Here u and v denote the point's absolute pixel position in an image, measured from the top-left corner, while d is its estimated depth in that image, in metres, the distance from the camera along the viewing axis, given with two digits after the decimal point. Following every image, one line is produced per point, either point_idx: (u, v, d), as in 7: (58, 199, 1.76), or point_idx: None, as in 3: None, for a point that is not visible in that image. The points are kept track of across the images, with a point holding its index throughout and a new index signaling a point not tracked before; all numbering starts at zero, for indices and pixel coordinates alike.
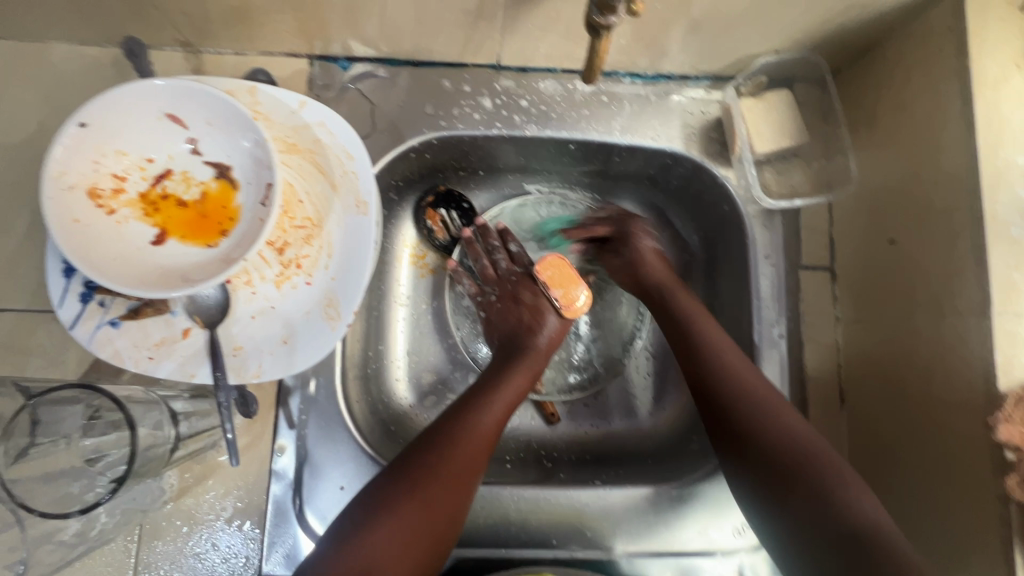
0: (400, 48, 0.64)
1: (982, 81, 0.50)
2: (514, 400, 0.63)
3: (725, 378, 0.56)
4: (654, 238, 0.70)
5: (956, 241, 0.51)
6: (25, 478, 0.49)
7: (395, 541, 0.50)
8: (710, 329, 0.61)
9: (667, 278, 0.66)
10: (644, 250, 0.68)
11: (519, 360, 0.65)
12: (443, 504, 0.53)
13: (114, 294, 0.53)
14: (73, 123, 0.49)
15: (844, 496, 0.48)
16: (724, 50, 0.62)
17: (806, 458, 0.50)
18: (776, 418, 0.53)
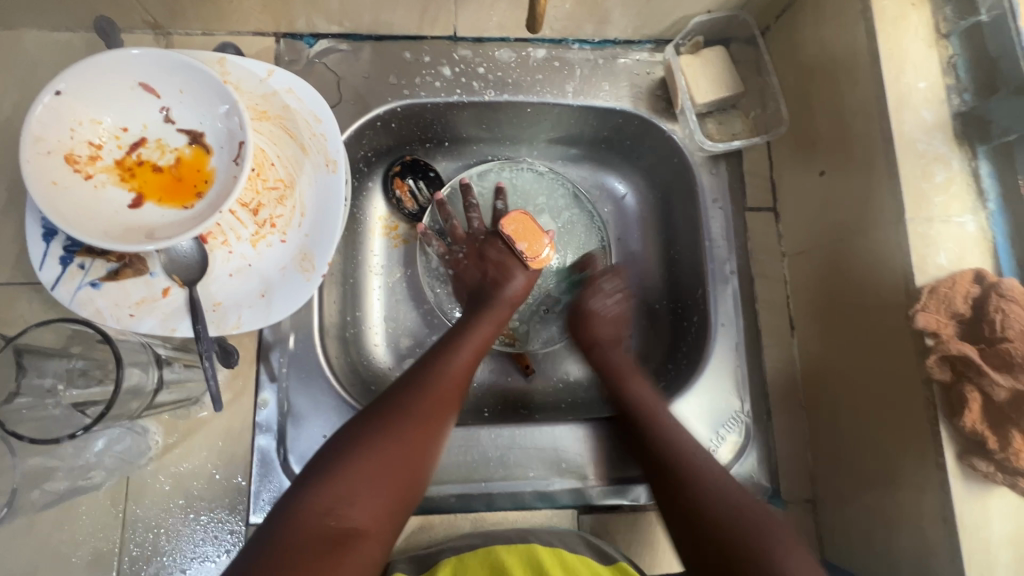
0: (361, 23, 0.68)
1: (883, 19, 0.56)
2: (480, 351, 0.66)
3: (686, 467, 0.55)
4: (611, 301, 0.73)
5: (872, 163, 0.56)
6: (13, 417, 0.49)
7: (371, 474, 0.51)
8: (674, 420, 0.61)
9: (610, 336, 0.70)
10: (594, 307, 0.72)
11: (483, 315, 0.69)
12: (420, 441, 0.55)
13: (94, 256, 0.56)
14: (50, 92, 0.52)
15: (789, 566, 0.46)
16: (662, 12, 0.68)
17: (740, 511, 0.50)
18: (745, 500, 0.51)
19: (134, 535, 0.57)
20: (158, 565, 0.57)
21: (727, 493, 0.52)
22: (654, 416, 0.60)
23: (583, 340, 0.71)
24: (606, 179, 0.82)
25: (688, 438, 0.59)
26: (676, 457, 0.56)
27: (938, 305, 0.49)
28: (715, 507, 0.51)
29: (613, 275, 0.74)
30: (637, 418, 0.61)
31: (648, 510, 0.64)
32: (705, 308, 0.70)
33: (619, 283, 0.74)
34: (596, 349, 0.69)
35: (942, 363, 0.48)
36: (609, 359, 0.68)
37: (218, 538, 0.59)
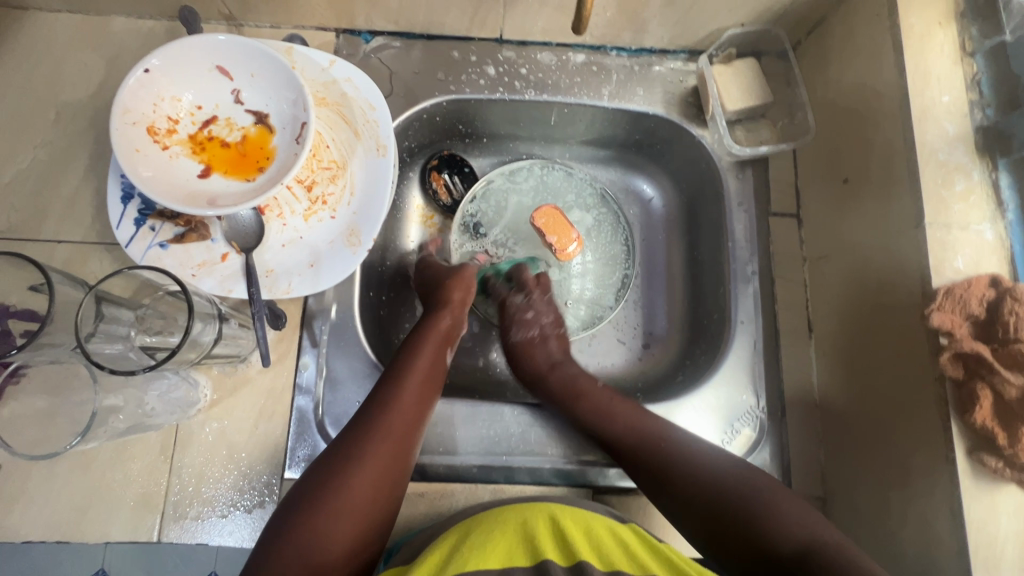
0: (415, 22, 0.73)
1: (911, 36, 0.59)
2: (432, 379, 0.63)
3: (655, 442, 0.60)
4: (529, 326, 0.73)
5: (894, 172, 0.59)
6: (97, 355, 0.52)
7: (324, 536, 0.50)
8: (627, 405, 0.65)
9: (543, 365, 0.70)
10: (521, 339, 0.72)
11: (426, 341, 0.66)
12: (371, 489, 0.54)
13: (164, 220, 0.61)
14: (139, 69, 0.58)
15: (786, 522, 0.51)
16: (697, 24, 0.72)
17: (713, 483, 0.56)
18: (711, 475, 0.56)
19: (180, 479, 0.62)
20: (199, 509, 0.61)
21: (692, 463, 0.58)
22: (613, 413, 0.64)
23: (528, 374, 0.71)
24: (633, 181, 0.86)
25: (651, 415, 0.64)
26: (642, 445, 0.61)
27: (954, 306, 0.51)
28: (690, 483, 0.56)
29: (526, 291, 0.74)
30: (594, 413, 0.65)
31: None
32: (726, 306, 0.73)
33: (534, 303, 0.74)
34: (540, 380, 0.69)
35: (954, 361, 0.51)
36: (554, 382, 0.68)
37: (254, 490, 0.62)
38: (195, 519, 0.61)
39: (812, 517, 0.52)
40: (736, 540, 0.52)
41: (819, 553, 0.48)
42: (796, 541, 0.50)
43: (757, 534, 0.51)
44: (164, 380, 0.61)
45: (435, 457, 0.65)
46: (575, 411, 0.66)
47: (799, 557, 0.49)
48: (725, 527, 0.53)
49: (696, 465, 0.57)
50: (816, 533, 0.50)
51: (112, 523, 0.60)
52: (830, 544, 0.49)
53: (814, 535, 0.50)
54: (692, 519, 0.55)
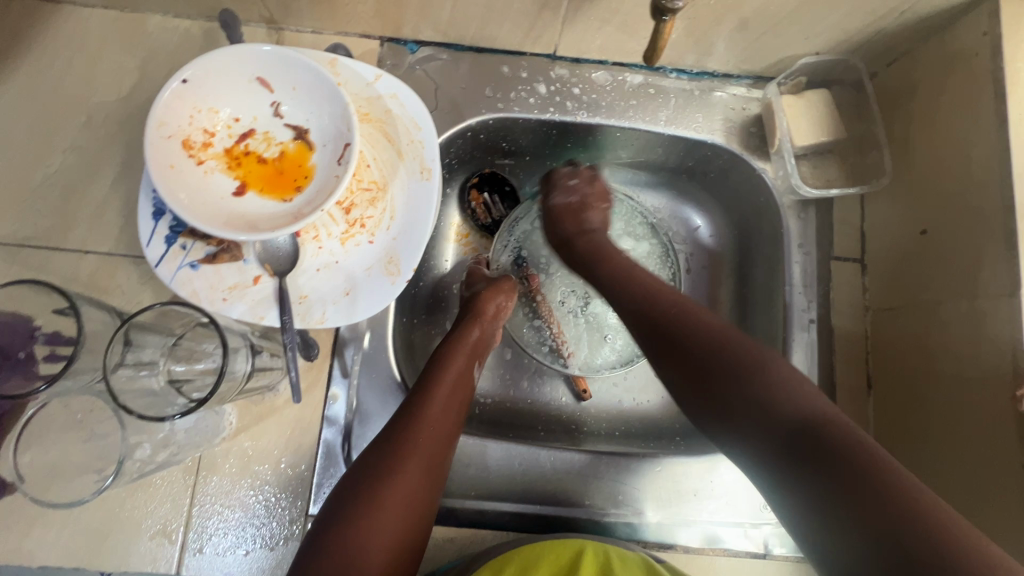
0: (465, 34, 0.68)
1: (1016, 83, 0.53)
2: (462, 390, 0.60)
3: (668, 312, 0.57)
4: (571, 191, 0.72)
5: (986, 232, 0.54)
6: (127, 392, 0.50)
7: (364, 547, 0.48)
8: (645, 274, 0.62)
9: (569, 230, 0.70)
10: (559, 202, 0.72)
11: (454, 350, 0.63)
12: (409, 505, 0.51)
13: (196, 238, 0.57)
14: (176, 80, 0.54)
15: (788, 396, 0.47)
16: (769, 50, 0.66)
17: (722, 351, 0.52)
18: (720, 340, 0.53)
19: (202, 509, 0.59)
20: (220, 542, 0.59)
21: (699, 326, 0.55)
22: (627, 285, 0.61)
23: (559, 238, 0.71)
24: (682, 210, 0.81)
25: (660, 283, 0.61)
26: (652, 311, 0.57)
27: None
28: (701, 345, 0.53)
29: (574, 166, 0.74)
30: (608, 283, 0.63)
31: (702, 554, 0.63)
32: (779, 354, 0.68)
33: (580, 173, 0.73)
34: (569, 243, 0.69)
35: None
36: (583, 245, 0.68)
37: (277, 524, 0.60)
38: (215, 551, 0.59)
39: (819, 396, 0.48)
40: (737, 405, 0.49)
41: (822, 430, 0.44)
42: (800, 413, 0.46)
43: (760, 401, 0.48)
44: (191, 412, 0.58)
45: (466, 500, 0.62)
46: (598, 268, 0.65)
47: (799, 430, 0.45)
48: (737, 392, 0.49)
49: (708, 333, 0.54)
50: (822, 408, 0.46)
51: (131, 551, 0.58)
52: (833, 422, 0.45)
53: (820, 407, 0.46)
54: (706, 390, 0.52)
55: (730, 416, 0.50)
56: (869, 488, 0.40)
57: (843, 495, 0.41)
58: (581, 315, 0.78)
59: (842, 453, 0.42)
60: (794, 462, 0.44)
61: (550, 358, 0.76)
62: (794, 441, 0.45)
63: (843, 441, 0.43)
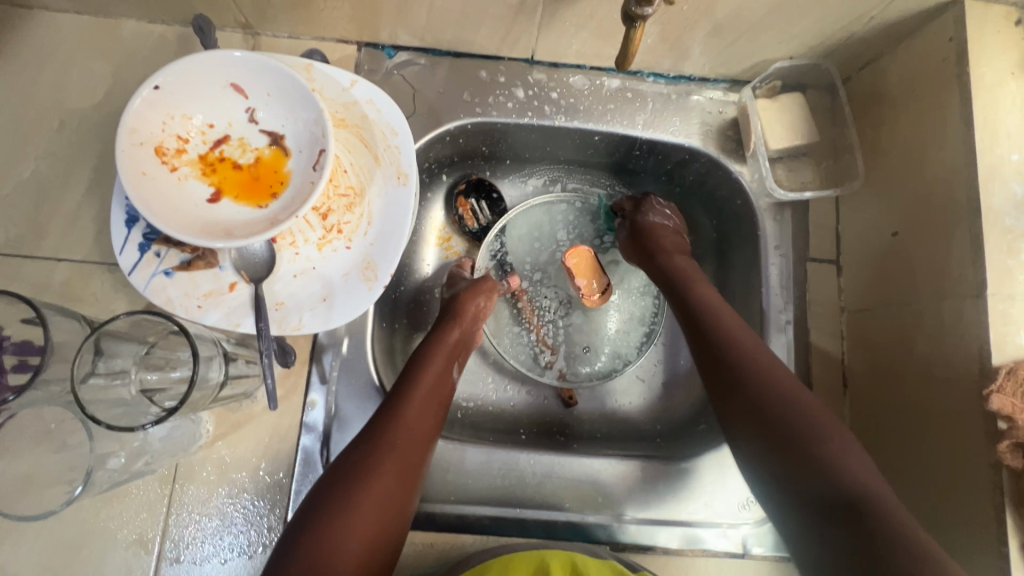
0: (442, 39, 0.69)
1: (980, 87, 0.55)
2: (441, 392, 0.60)
3: (737, 357, 0.55)
4: (666, 216, 0.73)
5: (953, 233, 0.55)
6: (96, 403, 0.50)
7: (337, 548, 0.47)
8: (726, 312, 0.61)
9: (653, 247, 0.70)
10: (655, 222, 0.72)
11: (432, 351, 0.63)
12: (383, 505, 0.51)
13: (170, 245, 0.57)
14: (148, 86, 0.52)
15: (846, 468, 0.46)
16: (743, 55, 0.67)
17: (795, 404, 0.51)
18: (794, 393, 0.52)
19: (178, 518, 0.59)
20: (197, 552, 0.58)
21: (770, 373, 0.54)
22: (709, 314, 0.60)
23: (646, 250, 0.70)
24: None
25: (732, 320, 0.59)
26: (722, 352, 0.56)
27: (1017, 389, 0.48)
28: (770, 398, 0.52)
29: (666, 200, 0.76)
30: (689, 317, 0.62)
31: (681, 556, 0.63)
32: None
33: (670, 204, 0.75)
34: (656, 258, 0.69)
35: (1015, 450, 0.48)
36: (675, 265, 0.68)
37: (254, 532, 0.59)
38: (192, 561, 0.58)
39: (871, 469, 0.47)
40: (792, 468, 0.48)
41: (870, 512, 0.43)
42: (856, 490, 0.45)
43: (818, 469, 0.46)
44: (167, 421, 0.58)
45: (445, 505, 0.62)
46: (677, 294, 0.65)
47: (849, 506, 0.44)
48: (795, 451, 0.48)
49: (773, 387, 0.52)
50: (875, 487, 0.45)
51: (105, 562, 0.57)
52: (880, 499, 0.44)
53: (874, 487, 0.45)
54: (762, 441, 0.50)
55: (780, 476, 0.48)
56: None
57: (866, 561, 0.41)
58: (563, 323, 0.79)
59: (885, 537, 0.41)
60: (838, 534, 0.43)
61: (532, 367, 0.77)
62: (842, 516, 0.44)
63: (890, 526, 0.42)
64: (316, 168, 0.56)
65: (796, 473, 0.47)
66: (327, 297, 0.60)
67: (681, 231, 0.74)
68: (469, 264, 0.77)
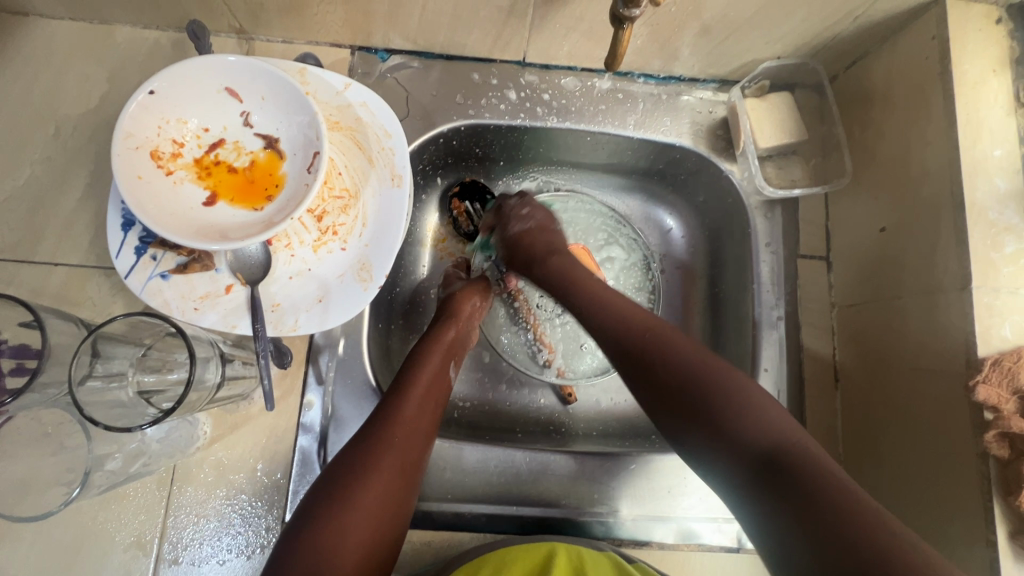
0: (435, 42, 0.69)
1: (963, 84, 0.56)
2: (439, 389, 0.61)
3: (642, 339, 0.57)
4: (525, 218, 0.73)
5: (939, 228, 0.56)
6: (94, 405, 0.50)
7: (338, 544, 0.48)
8: (620, 296, 0.62)
9: (539, 253, 0.70)
10: (520, 230, 0.72)
11: (430, 349, 0.63)
12: (384, 500, 0.51)
13: (166, 249, 0.57)
14: (143, 90, 0.52)
15: (761, 421, 0.49)
16: (732, 55, 0.68)
17: (698, 373, 0.53)
18: (697, 362, 0.54)
19: (176, 520, 0.59)
20: (195, 553, 0.59)
21: (674, 346, 0.55)
22: (604, 310, 0.61)
23: (528, 262, 0.70)
24: (655, 212, 0.83)
25: (630, 304, 0.61)
26: (625, 336, 0.58)
27: (1001, 379, 0.49)
28: (675, 376, 0.53)
29: (521, 195, 0.75)
30: (586, 316, 0.62)
31: (677, 550, 0.64)
32: (748, 350, 0.70)
33: (527, 202, 0.74)
34: (539, 267, 0.69)
35: (1000, 439, 0.49)
36: (552, 268, 0.68)
37: (252, 532, 0.60)
38: (190, 562, 0.59)
39: (781, 417, 0.49)
40: (710, 431, 0.50)
41: (788, 458, 0.46)
42: (768, 441, 0.47)
43: (731, 430, 0.49)
44: (164, 422, 0.58)
45: (443, 503, 0.63)
46: (570, 295, 0.65)
47: (768, 457, 0.47)
48: (710, 416, 0.50)
49: (682, 359, 0.54)
50: (788, 435, 0.47)
51: (104, 564, 0.57)
52: (795, 446, 0.46)
53: (787, 435, 0.48)
54: (682, 412, 0.52)
55: (706, 438, 0.50)
56: (843, 528, 0.40)
57: (794, 509, 0.43)
58: (559, 321, 0.80)
59: (805, 477, 0.44)
60: (758, 483, 0.46)
61: (531, 365, 0.77)
62: (763, 467, 0.46)
63: (811, 469, 0.45)
64: (311, 169, 0.57)
65: (715, 436, 0.50)
66: (324, 297, 0.61)
67: (544, 227, 0.73)
68: (464, 264, 0.78)
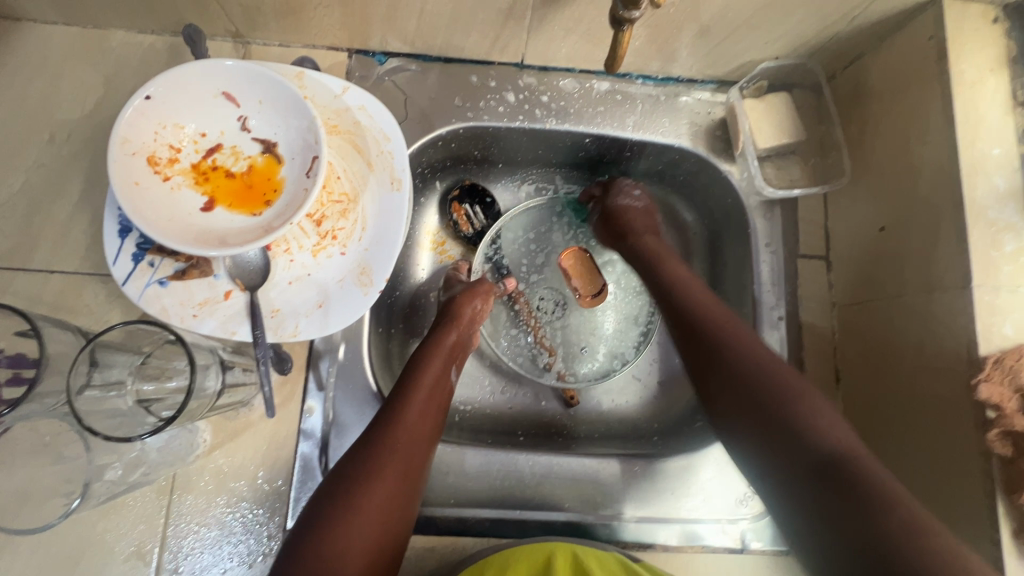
0: (433, 45, 0.69)
1: (961, 84, 0.56)
2: (440, 393, 0.60)
3: (712, 323, 0.58)
4: (635, 198, 0.75)
5: (939, 227, 0.56)
6: (93, 415, 0.49)
7: (340, 552, 0.47)
8: (694, 283, 0.64)
9: (640, 228, 0.72)
10: (625, 204, 0.74)
11: (431, 354, 0.63)
12: (386, 507, 0.51)
13: (164, 255, 0.57)
14: (139, 96, 0.52)
15: (817, 427, 0.48)
16: (731, 55, 0.68)
17: (763, 368, 0.53)
18: (761, 359, 0.53)
19: (176, 529, 0.58)
20: (196, 563, 0.58)
21: (743, 339, 0.56)
22: (680, 291, 0.62)
23: (618, 235, 0.72)
24: None
25: (700, 288, 0.63)
26: (696, 319, 0.59)
27: (1004, 377, 0.50)
28: (743, 366, 0.53)
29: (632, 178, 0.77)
30: (665, 293, 0.64)
31: (681, 552, 0.64)
32: None
33: (638, 184, 0.76)
34: (632, 240, 0.71)
35: (1004, 437, 0.49)
36: (647, 246, 0.70)
37: (253, 540, 0.59)
38: (191, 571, 0.58)
39: (847, 429, 0.48)
40: (766, 430, 0.49)
41: (843, 468, 0.45)
42: (829, 446, 0.46)
43: (793, 430, 0.48)
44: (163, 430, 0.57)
45: (445, 509, 0.62)
46: (654, 271, 0.67)
47: (827, 463, 0.46)
48: (767, 414, 0.50)
49: (748, 356, 0.54)
50: (849, 442, 0.47)
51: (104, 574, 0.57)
52: (860, 458, 0.45)
53: (845, 441, 0.47)
54: (738, 405, 0.52)
55: (756, 436, 0.50)
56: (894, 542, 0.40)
57: (853, 519, 0.42)
58: (560, 324, 0.79)
59: (863, 489, 0.43)
60: (812, 487, 0.45)
61: (532, 368, 0.77)
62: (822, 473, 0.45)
63: (868, 478, 0.44)
64: (310, 174, 0.56)
65: (771, 435, 0.49)
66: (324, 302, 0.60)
67: (653, 211, 0.75)
68: (465, 267, 0.78)
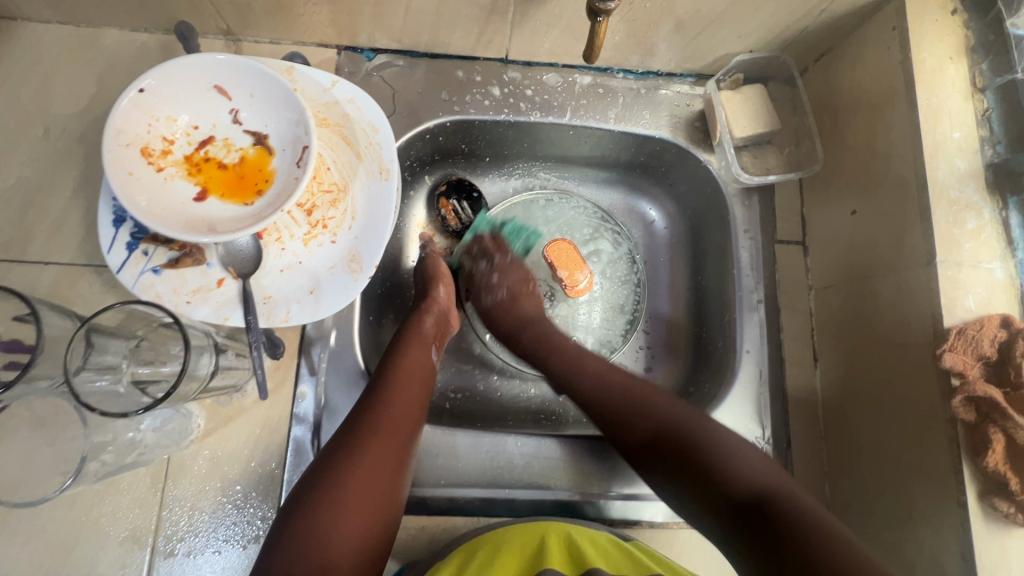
0: (419, 41, 0.71)
1: (922, 71, 0.59)
2: (422, 374, 0.62)
3: (613, 392, 0.60)
4: (494, 287, 0.74)
5: (904, 208, 0.59)
6: (89, 392, 0.51)
7: (333, 522, 0.49)
8: (594, 356, 0.66)
9: (513, 324, 0.71)
10: (490, 303, 0.74)
11: (410, 338, 0.65)
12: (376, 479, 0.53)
13: (157, 244, 0.58)
14: (132, 89, 0.53)
15: (733, 472, 0.49)
16: (707, 49, 0.71)
17: (663, 424, 0.55)
18: (665, 412, 0.56)
19: (170, 512, 0.59)
20: (191, 545, 0.59)
21: (646, 397, 0.58)
22: (575, 372, 0.64)
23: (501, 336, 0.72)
24: (638, 205, 0.85)
25: (597, 360, 0.65)
26: (599, 395, 0.61)
27: (965, 346, 0.52)
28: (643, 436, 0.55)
29: (489, 259, 0.77)
30: (566, 371, 0.65)
31: (667, 529, 0.65)
32: (731, 333, 0.72)
33: (495, 268, 0.76)
34: (511, 339, 0.71)
35: (966, 404, 0.51)
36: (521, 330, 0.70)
37: (247, 522, 0.60)
38: (186, 553, 0.59)
39: (765, 465, 0.50)
40: (688, 484, 0.51)
41: (769, 504, 0.46)
42: (748, 487, 0.48)
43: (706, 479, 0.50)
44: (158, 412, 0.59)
45: (436, 489, 0.64)
46: (547, 359, 0.67)
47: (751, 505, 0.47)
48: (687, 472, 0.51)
49: (652, 413, 0.56)
50: (766, 478, 0.48)
51: (100, 557, 0.58)
52: (778, 494, 0.46)
53: (763, 479, 0.48)
54: (661, 466, 0.53)
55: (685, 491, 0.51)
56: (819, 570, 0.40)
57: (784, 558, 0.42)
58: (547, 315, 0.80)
59: (786, 523, 0.44)
60: (742, 531, 0.46)
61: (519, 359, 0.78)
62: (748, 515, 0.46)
63: (792, 512, 0.45)
64: (300, 163, 0.58)
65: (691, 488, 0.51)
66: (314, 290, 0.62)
67: (523, 282, 0.75)
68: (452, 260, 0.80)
